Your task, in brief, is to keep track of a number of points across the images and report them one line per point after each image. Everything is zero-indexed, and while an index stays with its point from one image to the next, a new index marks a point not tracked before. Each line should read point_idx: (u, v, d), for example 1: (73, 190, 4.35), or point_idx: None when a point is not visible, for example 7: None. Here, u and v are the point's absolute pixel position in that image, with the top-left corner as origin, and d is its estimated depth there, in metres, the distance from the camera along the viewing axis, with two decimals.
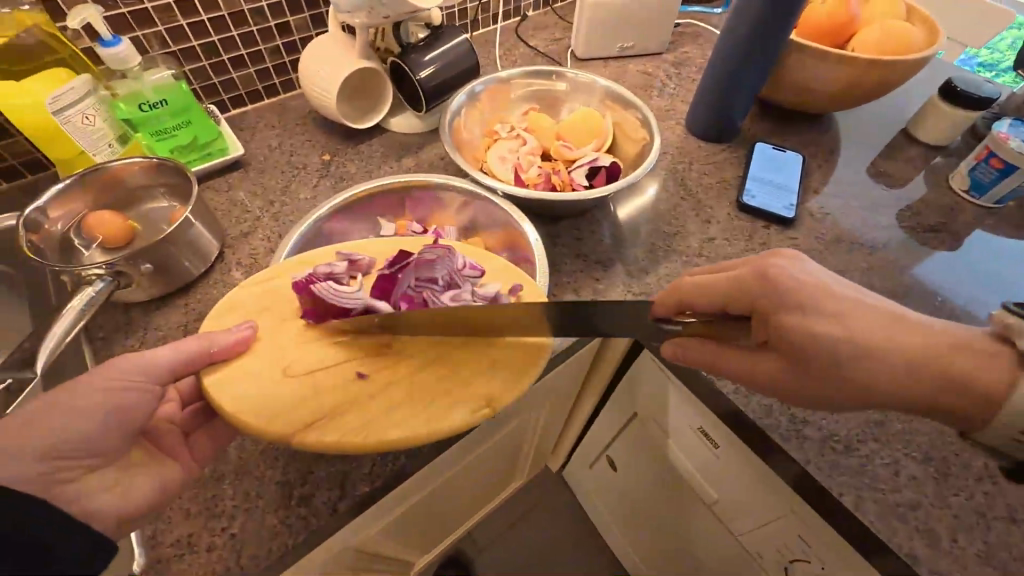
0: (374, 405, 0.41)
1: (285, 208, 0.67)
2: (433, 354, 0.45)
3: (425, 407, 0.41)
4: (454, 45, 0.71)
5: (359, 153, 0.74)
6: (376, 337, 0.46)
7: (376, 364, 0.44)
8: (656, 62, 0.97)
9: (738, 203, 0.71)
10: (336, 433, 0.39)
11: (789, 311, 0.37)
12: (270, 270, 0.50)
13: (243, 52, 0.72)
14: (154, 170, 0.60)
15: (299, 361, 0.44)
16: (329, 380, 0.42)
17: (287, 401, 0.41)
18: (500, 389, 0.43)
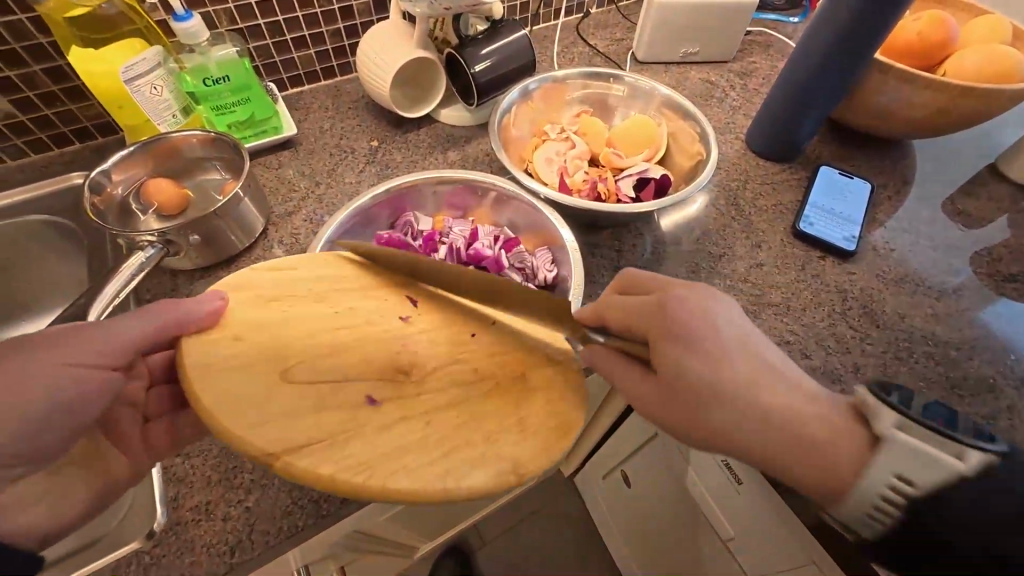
0: (384, 438, 0.37)
1: (329, 190, 0.68)
2: (458, 394, 0.42)
3: (441, 457, 0.37)
4: (512, 40, 0.70)
5: (406, 142, 0.74)
6: (395, 359, 0.43)
7: (396, 391, 0.41)
8: (720, 71, 0.92)
9: (794, 229, 0.66)
10: (332, 464, 0.35)
11: (665, 339, 0.36)
12: (293, 258, 0.48)
13: (306, 33, 0.73)
14: (211, 144, 0.62)
15: (305, 368, 0.41)
16: (339, 400, 0.39)
17: (291, 411, 0.37)
18: (527, 454, 0.39)
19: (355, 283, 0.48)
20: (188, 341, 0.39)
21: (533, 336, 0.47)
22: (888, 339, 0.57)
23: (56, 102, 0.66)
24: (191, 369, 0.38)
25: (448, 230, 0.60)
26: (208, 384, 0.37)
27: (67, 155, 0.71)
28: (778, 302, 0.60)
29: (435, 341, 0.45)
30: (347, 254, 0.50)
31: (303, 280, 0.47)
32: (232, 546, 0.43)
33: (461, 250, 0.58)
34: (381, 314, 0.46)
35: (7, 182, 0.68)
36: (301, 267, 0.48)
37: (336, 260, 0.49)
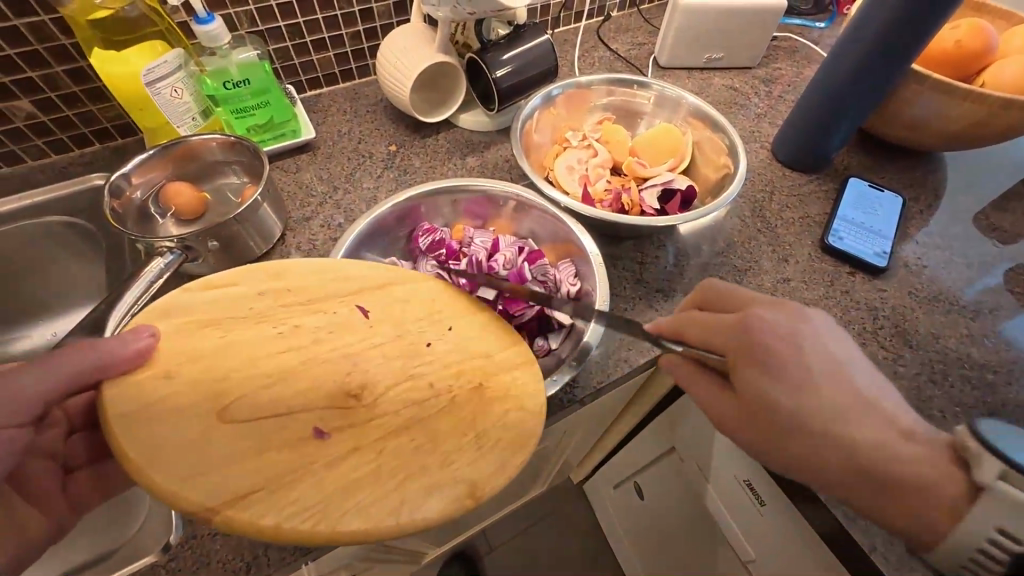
0: (328, 477, 0.36)
1: (347, 195, 0.68)
2: (412, 413, 0.40)
3: (390, 490, 0.36)
4: (535, 45, 0.69)
5: (424, 147, 0.74)
6: (345, 383, 0.41)
7: (345, 419, 0.39)
8: (744, 78, 0.90)
9: (822, 243, 0.64)
10: (276, 513, 0.34)
11: (759, 367, 0.36)
12: (230, 271, 0.45)
13: (326, 35, 0.73)
14: (231, 148, 0.62)
15: (246, 403, 0.39)
16: (285, 432, 0.38)
17: (243, 450, 0.36)
18: (484, 472, 0.38)
19: (304, 295, 0.45)
20: (112, 386, 0.37)
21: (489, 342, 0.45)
22: (921, 359, 0.56)
23: (77, 101, 0.66)
24: (114, 422, 0.36)
25: (469, 241, 0.57)
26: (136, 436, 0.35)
27: (87, 156, 0.71)
28: None
29: (388, 356, 0.43)
30: (288, 262, 0.47)
31: (247, 299, 0.44)
32: (249, 560, 0.42)
33: (481, 263, 0.55)
34: (339, 328, 0.44)
35: (28, 183, 0.68)
36: (240, 283, 0.45)
37: (275, 270, 0.46)
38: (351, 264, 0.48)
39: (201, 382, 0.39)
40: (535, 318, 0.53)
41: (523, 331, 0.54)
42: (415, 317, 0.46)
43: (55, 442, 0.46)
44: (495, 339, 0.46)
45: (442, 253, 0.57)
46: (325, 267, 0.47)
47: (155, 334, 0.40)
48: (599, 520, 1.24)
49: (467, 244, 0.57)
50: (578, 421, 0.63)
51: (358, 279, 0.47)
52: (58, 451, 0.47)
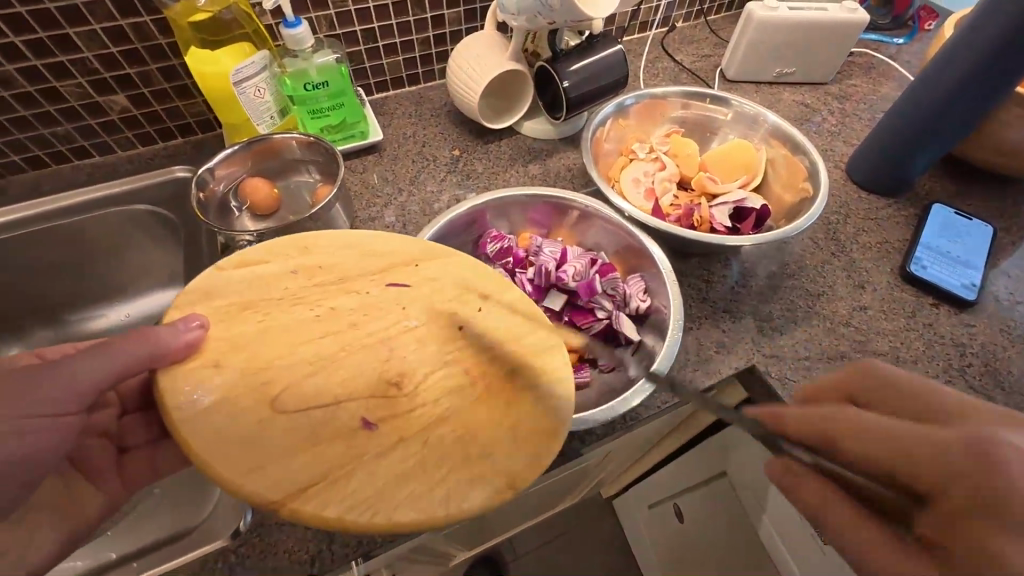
0: (382, 466, 0.36)
1: (412, 198, 0.69)
2: (449, 404, 0.39)
3: (440, 481, 0.35)
4: (606, 55, 0.68)
5: (487, 153, 0.75)
6: (386, 370, 0.40)
7: (390, 409, 0.38)
8: (815, 94, 0.87)
9: (902, 271, 0.61)
10: (335, 506, 0.34)
11: (998, 529, 0.24)
12: (261, 249, 0.46)
13: (398, 40, 0.74)
14: (307, 146, 0.63)
15: (292, 392, 0.38)
16: (332, 425, 0.37)
17: (296, 444, 0.36)
18: (526, 465, 0.37)
19: (334, 275, 0.45)
20: (166, 376, 0.37)
21: (521, 325, 0.45)
22: (1015, 403, 0.52)
23: (166, 97, 0.70)
24: (169, 415, 0.36)
25: (537, 250, 0.55)
26: (197, 427, 0.35)
27: (170, 148, 0.75)
28: (885, 352, 0.55)
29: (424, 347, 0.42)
30: (317, 237, 0.47)
31: (280, 275, 0.44)
32: (313, 554, 0.43)
33: (551, 273, 0.52)
34: (374, 308, 0.43)
35: (117, 172, 0.72)
36: (271, 261, 0.45)
37: (306, 246, 0.46)
38: (384, 236, 0.48)
39: (248, 373, 0.38)
40: (602, 331, 0.52)
41: (588, 343, 0.53)
42: (448, 297, 0.45)
43: (110, 421, 0.50)
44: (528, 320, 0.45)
45: (509, 260, 0.55)
46: (358, 240, 0.47)
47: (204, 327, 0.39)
48: (629, 539, 1.21)
49: (534, 252, 0.55)
50: (632, 440, 0.61)
51: (389, 256, 0.47)
52: (112, 430, 0.50)
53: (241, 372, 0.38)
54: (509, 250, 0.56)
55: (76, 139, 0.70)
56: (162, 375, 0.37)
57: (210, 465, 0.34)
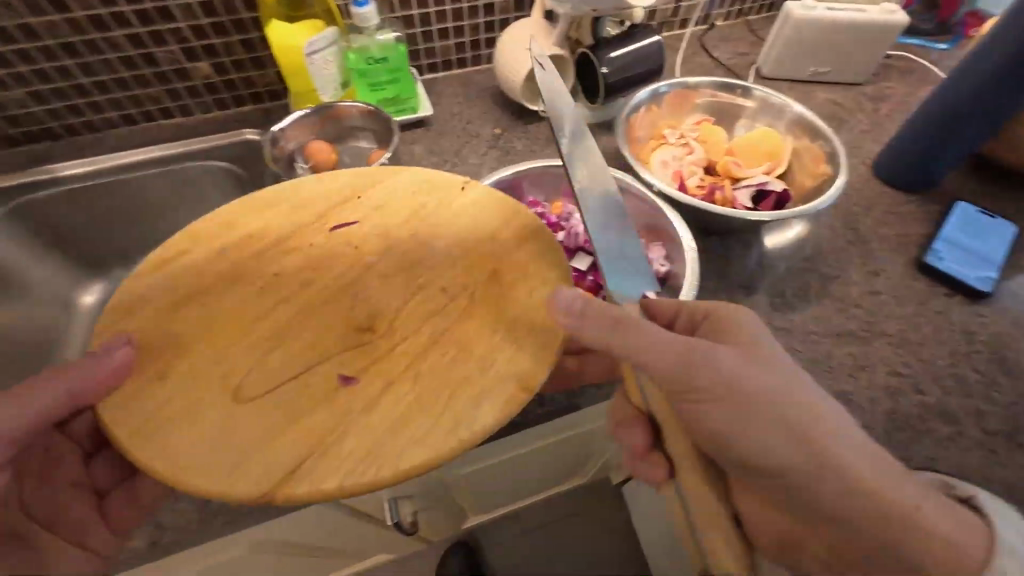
0: (368, 422, 0.41)
1: (455, 168, 0.75)
2: (430, 331, 0.46)
3: (443, 409, 0.41)
4: (645, 44, 0.72)
5: (526, 132, 0.80)
6: (356, 321, 0.47)
7: (365, 360, 0.44)
8: (849, 94, 0.89)
9: (918, 261, 0.63)
10: (340, 466, 0.39)
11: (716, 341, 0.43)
12: (164, 249, 0.51)
13: (450, 24, 0.80)
14: (369, 114, 0.69)
15: (255, 385, 0.43)
16: (310, 393, 0.43)
17: (275, 428, 0.41)
18: (526, 366, 0.43)
19: (265, 242, 0.51)
20: (108, 406, 0.41)
21: (498, 223, 0.52)
22: (1019, 389, 0.54)
23: (244, 67, 0.78)
24: (134, 434, 0.40)
25: (568, 216, 0.60)
26: (168, 455, 0.39)
27: (242, 113, 0.83)
28: (893, 333, 0.57)
29: (385, 284, 0.49)
30: (232, 209, 0.53)
31: (214, 254, 0.50)
32: None
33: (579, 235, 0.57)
34: (321, 258, 0.50)
35: (196, 132, 0.81)
36: (194, 250, 0.51)
37: (225, 223, 0.52)
38: (351, 172, 0.56)
39: (202, 377, 0.43)
40: None
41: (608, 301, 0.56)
42: (397, 227, 0.52)
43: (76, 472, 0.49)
44: (493, 221, 0.52)
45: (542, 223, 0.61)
46: (320, 180, 0.56)
47: (132, 345, 0.44)
48: (636, 523, 1.24)
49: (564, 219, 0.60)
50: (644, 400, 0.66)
51: (306, 209, 0.53)
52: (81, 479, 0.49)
53: (209, 373, 0.43)
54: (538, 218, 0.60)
55: (164, 100, 0.79)
56: (103, 407, 0.41)
57: (197, 481, 0.38)
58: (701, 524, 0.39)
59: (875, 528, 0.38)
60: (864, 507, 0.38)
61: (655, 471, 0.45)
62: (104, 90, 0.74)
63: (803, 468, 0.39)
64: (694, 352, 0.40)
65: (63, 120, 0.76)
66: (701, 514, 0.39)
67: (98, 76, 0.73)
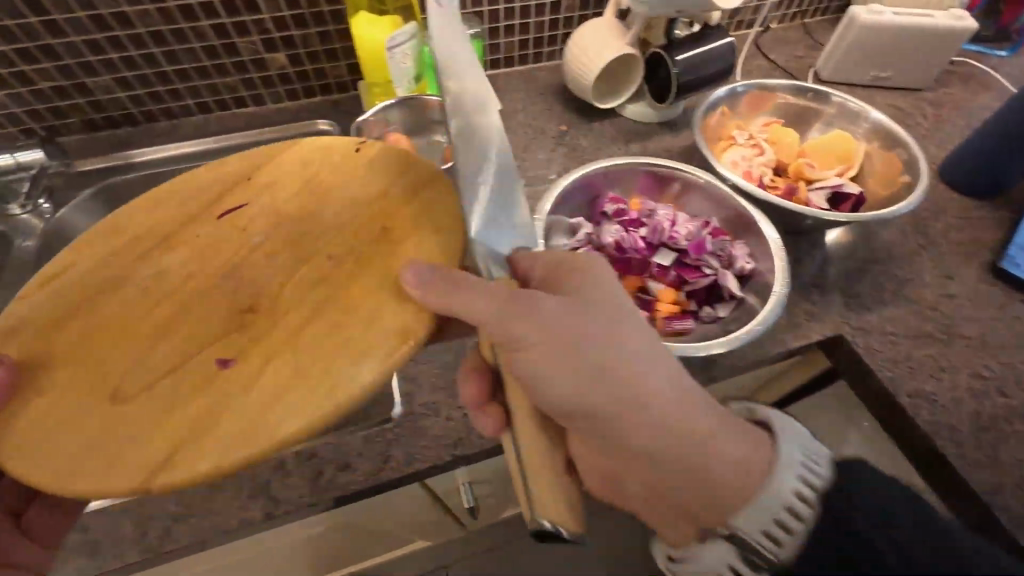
0: (243, 402, 0.39)
1: (525, 163, 0.77)
2: (309, 297, 0.44)
3: (320, 377, 0.39)
4: (718, 46, 0.73)
5: (591, 130, 0.82)
6: (238, 301, 0.44)
7: (236, 346, 0.42)
8: (909, 99, 0.89)
9: (993, 267, 0.64)
10: (208, 457, 0.36)
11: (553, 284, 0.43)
12: (38, 278, 0.47)
13: (518, 22, 0.81)
14: (450, 110, 0.70)
15: (131, 383, 0.41)
16: (188, 380, 0.41)
17: (154, 419, 0.39)
18: (414, 320, 0.41)
19: (145, 234, 0.49)
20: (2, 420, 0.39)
21: (411, 175, 0.51)
22: None
23: (317, 59, 0.80)
24: (12, 461, 0.38)
25: (651, 211, 0.60)
26: (45, 468, 0.37)
27: (312, 104, 0.85)
28: (971, 336, 0.58)
29: (269, 259, 0.47)
30: (118, 217, 0.50)
31: (98, 262, 0.47)
32: (457, 439, 0.50)
33: (665, 231, 0.58)
34: (208, 241, 0.48)
35: (269, 121, 0.82)
36: (77, 263, 0.48)
37: (111, 227, 0.49)
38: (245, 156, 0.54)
39: (88, 376, 0.42)
40: (707, 287, 0.57)
41: (691, 297, 0.57)
42: (287, 195, 0.50)
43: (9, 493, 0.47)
44: (394, 182, 0.50)
45: (625, 218, 0.61)
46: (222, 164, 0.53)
47: (8, 364, 0.40)
48: None
49: (646, 214, 0.60)
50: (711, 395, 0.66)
51: (191, 203, 0.51)
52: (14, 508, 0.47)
53: (91, 377, 0.41)
54: (619, 214, 0.61)
55: (240, 90, 0.81)
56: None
57: (73, 486, 0.36)
58: (534, 490, 0.35)
59: (744, 471, 0.38)
60: (693, 433, 0.39)
61: (490, 422, 0.44)
62: (185, 78, 0.77)
63: (659, 413, 0.39)
64: (516, 299, 0.39)
65: (143, 107, 0.78)
66: (537, 472, 0.36)
67: (181, 64, 0.75)
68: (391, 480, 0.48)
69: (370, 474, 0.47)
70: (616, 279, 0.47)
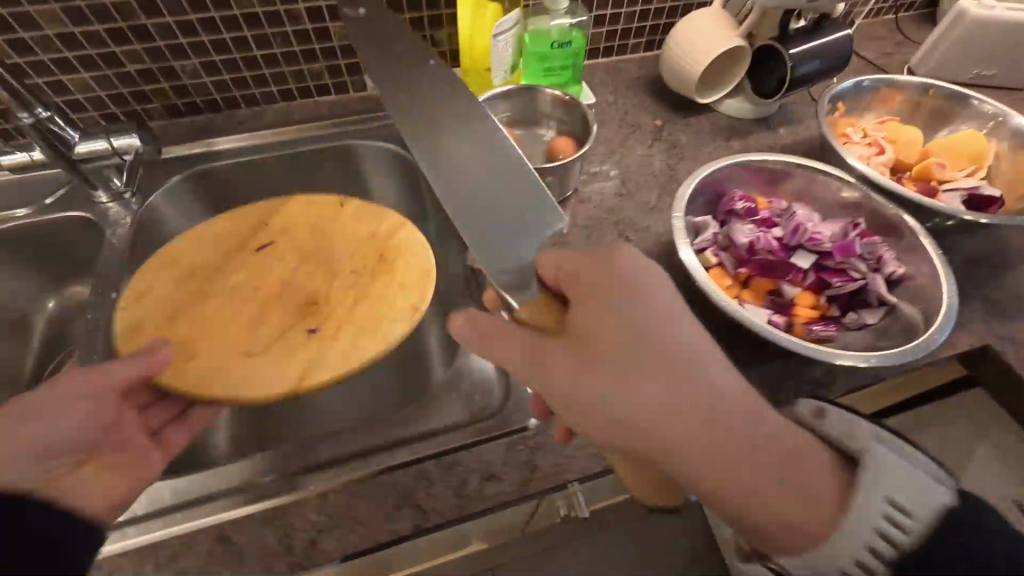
0: (346, 325, 0.51)
1: (625, 159, 0.74)
2: (355, 286, 0.54)
3: (385, 305, 0.52)
4: (833, 40, 0.70)
5: (688, 125, 0.78)
6: (298, 299, 0.53)
7: (314, 317, 0.51)
8: (1010, 97, 0.86)
9: None
10: (339, 358, 0.48)
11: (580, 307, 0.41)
12: (127, 295, 0.52)
13: (608, 11, 0.79)
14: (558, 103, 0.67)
15: (240, 346, 0.49)
16: (287, 337, 0.50)
17: (280, 357, 0.48)
18: (427, 261, 0.55)
19: (195, 278, 0.54)
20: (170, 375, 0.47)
21: (372, 224, 0.59)
22: None
23: None
24: (194, 394, 0.46)
25: (786, 212, 0.58)
26: (219, 385, 0.46)
27: None
28: None
29: (308, 275, 0.55)
30: (173, 248, 0.56)
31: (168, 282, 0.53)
32: None
33: (807, 231, 0.55)
34: (251, 271, 0.55)
35: (353, 110, 0.79)
36: (155, 285, 0.53)
37: (169, 259, 0.55)
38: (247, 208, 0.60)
39: (198, 368, 0.47)
40: (852, 291, 0.54)
41: (835, 300, 0.55)
42: (302, 236, 0.58)
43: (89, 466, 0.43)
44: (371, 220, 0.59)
45: (758, 218, 0.58)
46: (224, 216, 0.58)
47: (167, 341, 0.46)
48: None
49: (782, 214, 0.58)
50: None
51: (226, 239, 0.57)
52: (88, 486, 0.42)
53: (194, 367, 0.47)
54: (752, 213, 0.58)
55: (324, 77, 0.77)
56: (163, 377, 0.46)
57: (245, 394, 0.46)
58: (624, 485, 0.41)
59: (754, 481, 0.35)
60: (737, 447, 0.36)
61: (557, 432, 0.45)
62: (272, 64, 0.73)
63: (638, 420, 0.37)
64: (543, 354, 0.40)
65: (227, 93, 0.75)
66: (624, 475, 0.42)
67: (270, 49, 0.71)
68: (541, 491, 0.45)
69: (520, 484, 0.45)
70: (642, 272, 0.43)
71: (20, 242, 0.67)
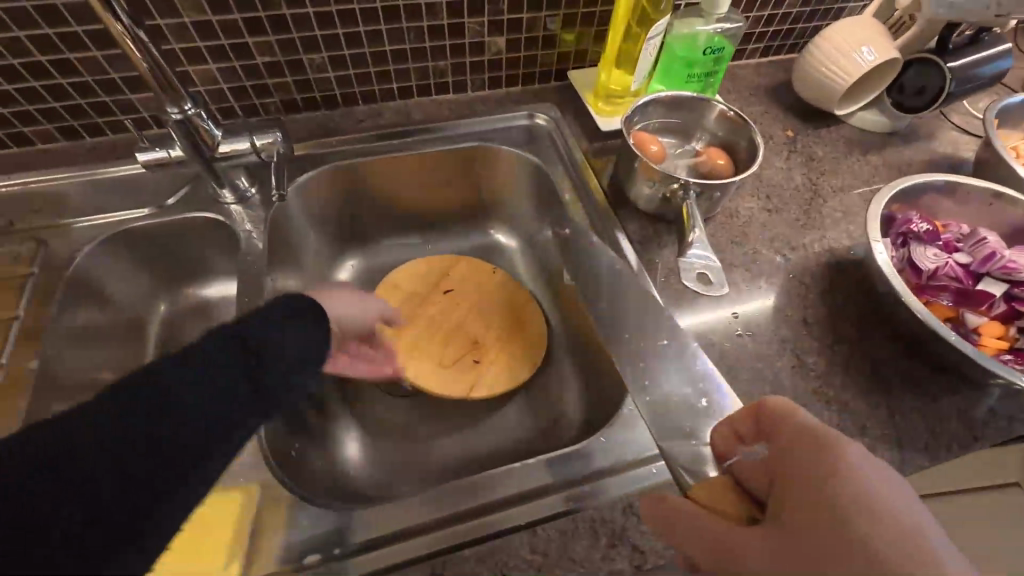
0: (501, 363, 0.64)
1: (765, 171, 0.71)
2: (509, 336, 0.67)
3: (534, 350, 0.67)
4: (990, 55, 0.68)
5: (821, 137, 0.75)
6: (469, 336, 0.67)
7: (480, 354, 0.65)
8: None
9: None
10: (499, 381, 0.63)
11: (779, 495, 0.35)
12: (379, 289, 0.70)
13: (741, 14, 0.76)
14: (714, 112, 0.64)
15: (437, 358, 0.64)
16: (463, 360, 0.64)
17: (461, 373, 0.63)
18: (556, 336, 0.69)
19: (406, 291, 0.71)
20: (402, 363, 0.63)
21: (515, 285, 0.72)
22: None
23: (535, 45, 0.73)
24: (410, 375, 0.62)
25: (971, 237, 0.56)
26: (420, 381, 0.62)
27: (513, 93, 0.78)
28: None
29: (481, 316, 0.69)
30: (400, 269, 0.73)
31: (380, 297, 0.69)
32: None
33: (1000, 258, 0.53)
34: (436, 302, 0.70)
35: (475, 110, 0.76)
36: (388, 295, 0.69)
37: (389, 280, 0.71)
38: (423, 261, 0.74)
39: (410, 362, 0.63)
40: None
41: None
42: (469, 279, 0.73)
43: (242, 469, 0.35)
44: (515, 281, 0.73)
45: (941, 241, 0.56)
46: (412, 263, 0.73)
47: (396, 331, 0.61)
48: None
49: (969, 240, 0.56)
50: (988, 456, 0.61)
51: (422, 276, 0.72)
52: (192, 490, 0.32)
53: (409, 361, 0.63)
54: (937, 236, 0.56)
55: (447, 75, 0.74)
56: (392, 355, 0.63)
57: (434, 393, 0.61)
58: None
59: None
60: None
61: None
62: (399, 60, 0.70)
63: None
64: (724, 538, 0.35)
65: (347, 89, 0.71)
66: None
67: (401, 44, 0.68)
68: None
69: None
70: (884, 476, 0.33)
71: (141, 243, 0.64)
